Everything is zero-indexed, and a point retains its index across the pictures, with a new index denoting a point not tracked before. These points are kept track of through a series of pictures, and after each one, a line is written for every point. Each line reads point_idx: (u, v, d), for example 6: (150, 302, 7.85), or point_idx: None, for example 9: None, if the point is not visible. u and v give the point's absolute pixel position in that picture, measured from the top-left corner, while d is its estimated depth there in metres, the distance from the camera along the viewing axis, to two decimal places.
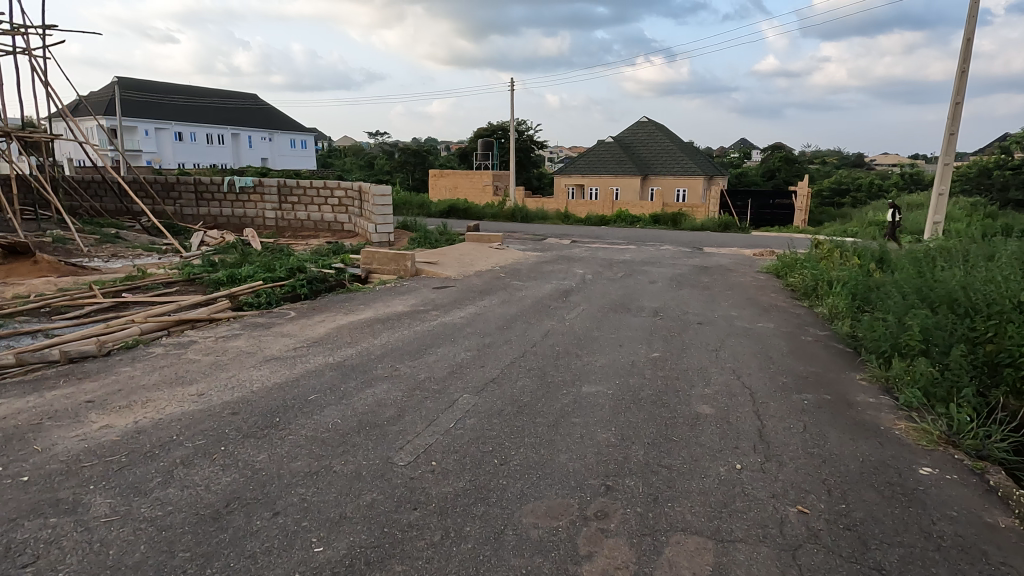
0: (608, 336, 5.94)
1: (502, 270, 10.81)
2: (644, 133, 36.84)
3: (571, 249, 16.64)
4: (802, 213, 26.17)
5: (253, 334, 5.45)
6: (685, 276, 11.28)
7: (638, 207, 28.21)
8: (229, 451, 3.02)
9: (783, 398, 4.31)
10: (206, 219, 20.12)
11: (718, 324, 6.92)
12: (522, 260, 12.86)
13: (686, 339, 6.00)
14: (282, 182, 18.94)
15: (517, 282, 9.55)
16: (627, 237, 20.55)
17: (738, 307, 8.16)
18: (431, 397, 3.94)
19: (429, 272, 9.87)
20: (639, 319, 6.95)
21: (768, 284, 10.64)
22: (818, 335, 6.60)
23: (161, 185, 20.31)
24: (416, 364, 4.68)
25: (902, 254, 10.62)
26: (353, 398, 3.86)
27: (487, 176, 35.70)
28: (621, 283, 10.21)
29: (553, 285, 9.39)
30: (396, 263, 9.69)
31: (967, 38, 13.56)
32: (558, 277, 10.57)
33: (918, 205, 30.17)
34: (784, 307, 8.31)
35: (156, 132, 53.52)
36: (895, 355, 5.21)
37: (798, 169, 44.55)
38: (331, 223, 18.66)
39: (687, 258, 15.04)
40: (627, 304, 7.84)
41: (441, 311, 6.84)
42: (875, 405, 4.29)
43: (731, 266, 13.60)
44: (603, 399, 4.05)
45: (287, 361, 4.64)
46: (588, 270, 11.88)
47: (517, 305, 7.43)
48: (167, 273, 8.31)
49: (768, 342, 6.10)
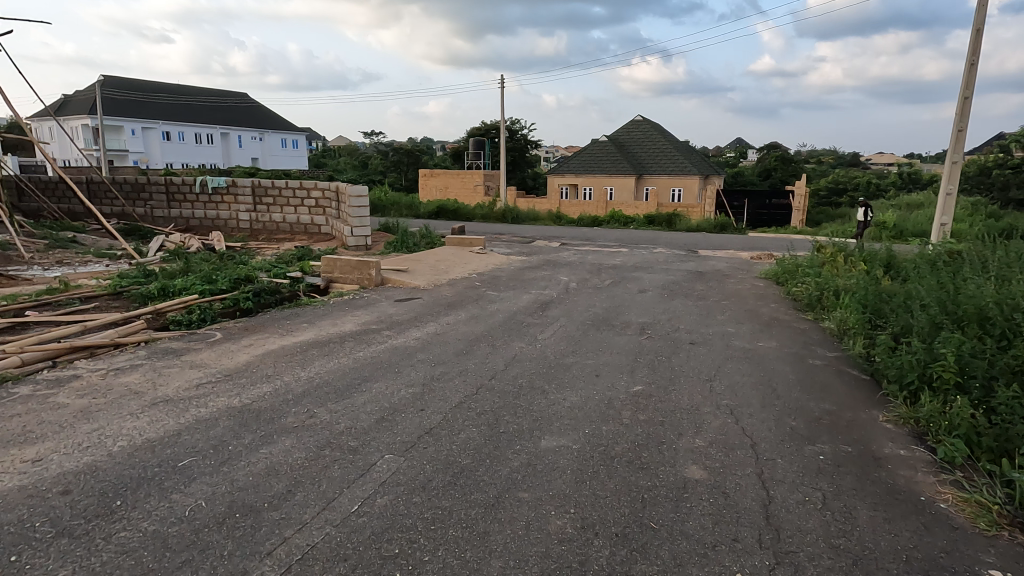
0: (584, 362, 5.08)
1: (479, 278, 9.93)
2: (638, 132, 36.02)
3: (559, 252, 15.75)
4: (799, 214, 25.35)
5: (156, 365, 4.55)
6: (678, 284, 10.43)
7: (631, 207, 27.34)
8: (17, 567, 2.13)
9: (793, 453, 3.44)
10: (178, 221, 19.20)
11: (712, 344, 6.05)
12: (504, 265, 12.00)
13: (675, 366, 5.13)
14: (257, 182, 18.02)
15: (493, 293, 8.68)
16: (620, 239, 19.69)
17: (735, 321, 7.29)
18: (341, 461, 3.04)
19: (395, 281, 8.98)
20: (622, 339, 6.08)
21: (767, 292, 9.80)
22: (828, 357, 5.73)
23: (130, 185, 19.42)
24: (340, 408, 3.78)
25: (913, 259, 9.78)
26: (237, 463, 2.98)
27: (478, 176, 34.81)
28: (608, 292, 9.34)
29: (532, 296, 8.51)
30: (359, 271, 8.79)
31: (978, 28, 12.71)
32: (540, 285, 9.69)
33: (917, 205, 29.41)
34: (786, 322, 7.44)
35: (142, 132, 52.51)
36: (924, 389, 4.34)
37: (795, 168, 43.86)
38: (307, 225, 17.75)
39: (681, 262, 14.18)
40: (610, 320, 6.97)
41: (395, 331, 5.95)
42: (908, 462, 3.42)
43: (728, 272, 12.73)
44: (564, 460, 3.16)
45: (179, 405, 3.75)
46: (574, 277, 10.99)
47: (486, 322, 6.56)
48: (95, 284, 7.40)
49: (771, 368, 5.22)
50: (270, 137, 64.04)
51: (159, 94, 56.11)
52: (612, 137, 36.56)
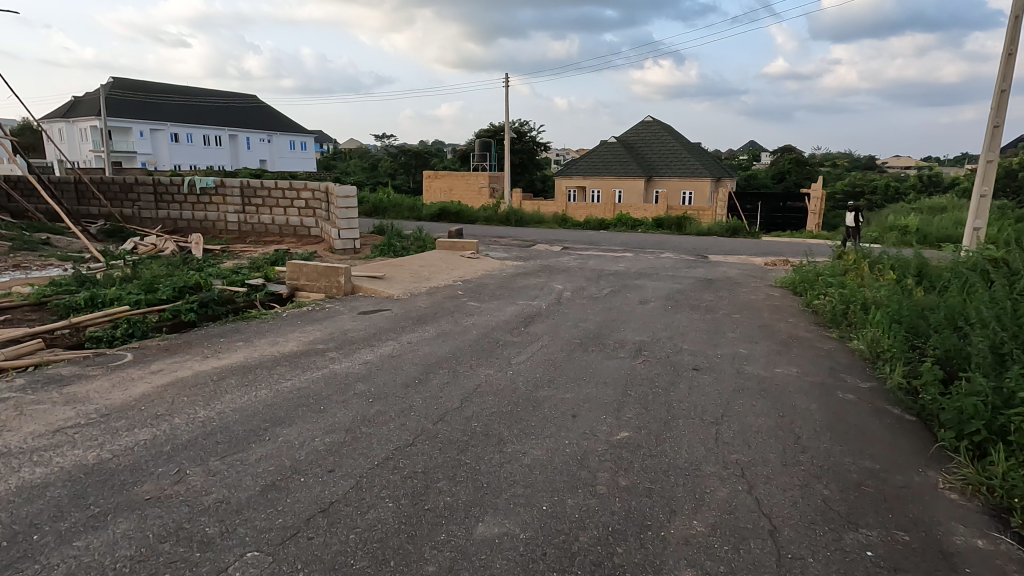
0: (561, 397, 4.13)
1: (464, 286, 9.02)
2: (648, 133, 34.97)
3: (559, 257, 14.81)
4: (816, 217, 24.16)
5: (24, 398, 3.67)
6: (684, 293, 9.42)
7: (640, 210, 26.33)
8: None
9: (831, 547, 2.48)
10: (165, 222, 18.52)
11: (720, 370, 5.05)
12: (496, 271, 11.09)
13: (674, 402, 4.17)
14: (246, 182, 17.31)
15: (476, 303, 7.77)
16: (625, 243, 18.69)
17: (749, 340, 6.30)
18: (178, 565, 2.12)
19: (367, 289, 8.08)
20: (613, 363, 5.12)
21: (784, 304, 8.78)
22: (861, 389, 4.73)
23: (118, 186, 18.84)
24: (223, 467, 2.87)
25: (948, 267, 8.71)
26: (28, 571, 2.08)
27: (482, 178, 34.01)
28: (605, 302, 8.37)
29: (518, 308, 7.58)
30: (328, 278, 7.92)
31: (1017, 15, 11.57)
32: (530, 295, 8.74)
33: (940, 209, 28.15)
34: (807, 340, 6.44)
35: (151, 133, 52.38)
36: (995, 442, 3.34)
37: (809, 171, 42.63)
38: (296, 227, 16.97)
39: (689, 269, 13.17)
40: (602, 338, 6.01)
41: (343, 352, 5.04)
42: (992, 562, 2.45)
43: (740, 279, 11.71)
44: (502, 564, 2.23)
45: (13, 462, 2.86)
46: (570, 285, 10.04)
47: (455, 340, 5.63)
48: (21, 292, 6.56)
49: (792, 404, 4.24)
50: (278, 139, 63.76)
51: (168, 95, 56.01)
52: (622, 138, 35.54)
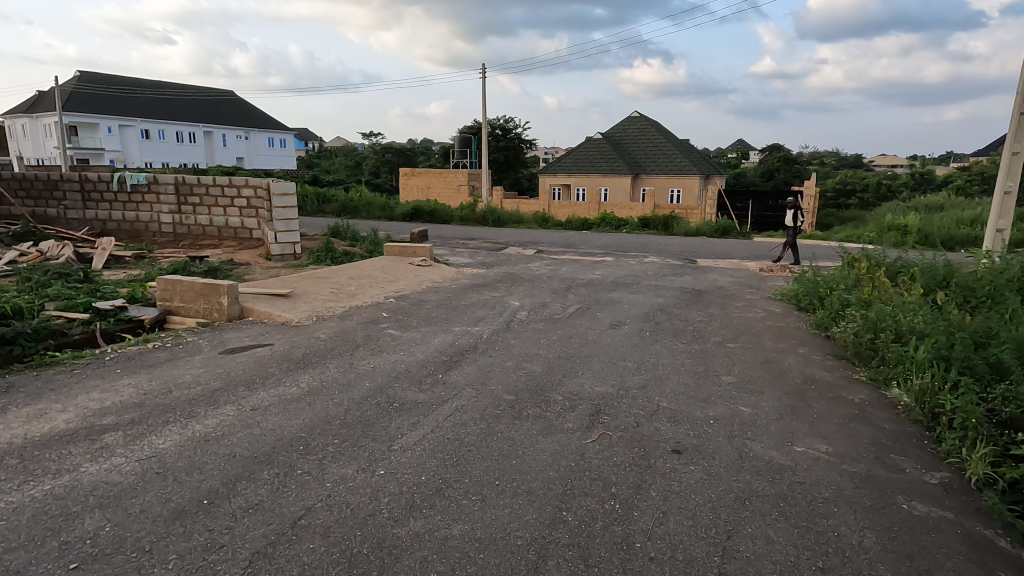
0: (439, 539, 2.37)
1: (395, 306, 7.25)
2: (635, 129, 33.34)
3: (528, 263, 13.03)
4: (808, 216, 22.63)
5: None
6: (668, 311, 7.68)
7: (625, 209, 24.61)
8: None
9: None
10: (94, 224, 16.57)
11: (713, 455, 3.33)
12: (446, 283, 9.34)
13: (639, 540, 2.44)
14: (180, 179, 15.39)
15: (397, 331, 5.97)
16: (606, 246, 16.94)
17: (752, 390, 4.57)
18: None
19: (259, 311, 6.27)
20: (551, 444, 3.36)
21: (790, 327, 7.09)
22: (931, 491, 3.05)
23: (42, 183, 16.90)
24: None
25: (990, 278, 7.00)
26: None
27: (461, 175, 32.23)
28: (568, 327, 6.61)
29: (451, 337, 5.83)
30: (206, 299, 6.12)
31: None
32: (475, 316, 6.98)
33: (938, 207, 26.73)
34: (830, 389, 4.72)
35: (119, 128, 49.79)
36: None
37: (798, 170, 41.40)
38: (237, 229, 15.08)
39: (674, 277, 11.42)
40: (547, 392, 4.25)
41: (132, 433, 3.23)
42: None
43: (734, 290, 10.04)
44: None
45: None
46: (530, 300, 8.28)
47: (328, 402, 3.84)
48: None
49: (836, 540, 2.53)
50: (254, 136, 61.37)
51: (137, 87, 53.43)
52: (607, 134, 33.84)
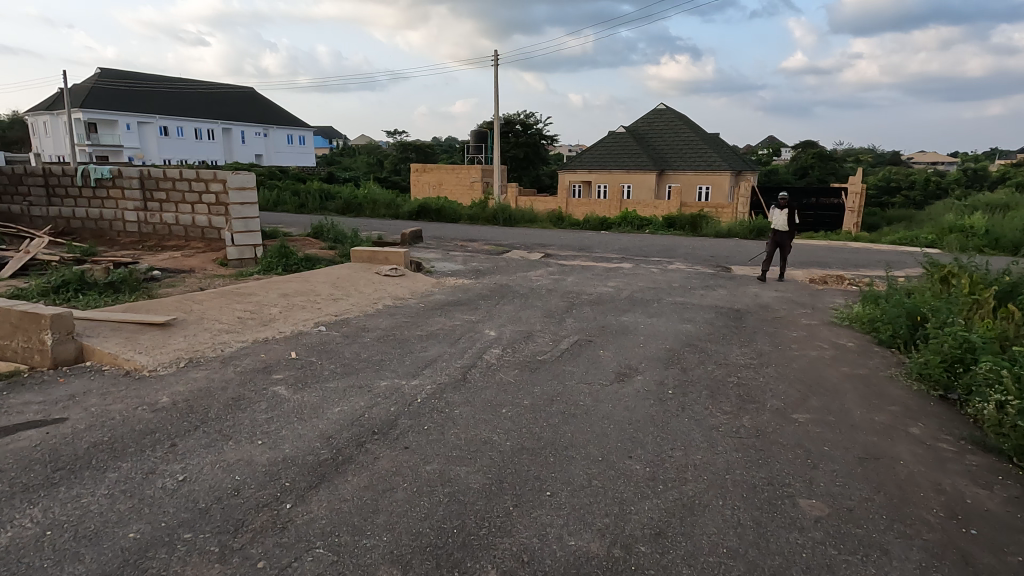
0: None
1: (317, 339, 5.26)
2: (661, 121, 30.93)
3: (529, 270, 10.94)
4: (853, 215, 20.01)
5: None
6: (699, 349, 5.50)
7: (650, 206, 22.39)
8: None
9: None
10: (57, 222, 15.03)
11: None
12: (410, 301, 7.33)
13: None
14: (145, 171, 13.70)
15: (288, 390, 3.96)
16: (624, 249, 14.67)
17: (865, 547, 2.43)
18: None
19: (100, 354, 4.31)
20: None
21: (879, 378, 4.87)
22: None
23: (7, 177, 15.46)
24: None
25: None
26: None
27: (474, 172, 30.18)
28: (553, 378, 4.47)
29: (364, 403, 3.77)
30: (25, 336, 4.22)
31: None
32: (423, 356, 4.94)
33: (1001, 206, 23.76)
34: (1006, 538, 2.57)
35: (138, 125, 48.81)
36: None
37: (834, 167, 38.35)
38: (204, 228, 13.35)
39: (706, 291, 9.15)
40: (471, 564, 2.19)
41: None
42: None
43: (783, 311, 7.79)
44: None
45: None
46: (512, 328, 6.18)
47: None
48: None
49: None
50: (271, 133, 60.43)
51: (155, 83, 52.70)
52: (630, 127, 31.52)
